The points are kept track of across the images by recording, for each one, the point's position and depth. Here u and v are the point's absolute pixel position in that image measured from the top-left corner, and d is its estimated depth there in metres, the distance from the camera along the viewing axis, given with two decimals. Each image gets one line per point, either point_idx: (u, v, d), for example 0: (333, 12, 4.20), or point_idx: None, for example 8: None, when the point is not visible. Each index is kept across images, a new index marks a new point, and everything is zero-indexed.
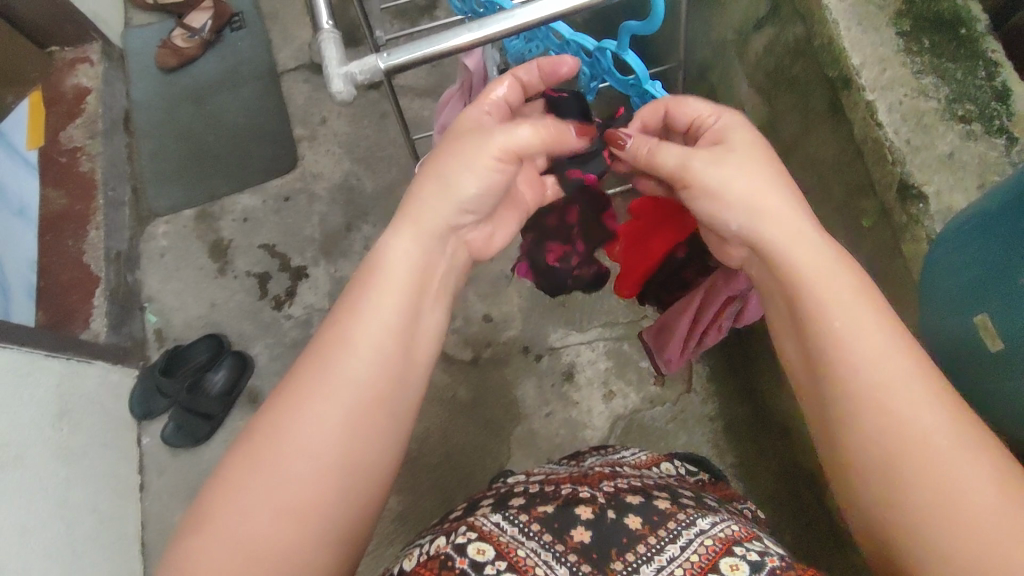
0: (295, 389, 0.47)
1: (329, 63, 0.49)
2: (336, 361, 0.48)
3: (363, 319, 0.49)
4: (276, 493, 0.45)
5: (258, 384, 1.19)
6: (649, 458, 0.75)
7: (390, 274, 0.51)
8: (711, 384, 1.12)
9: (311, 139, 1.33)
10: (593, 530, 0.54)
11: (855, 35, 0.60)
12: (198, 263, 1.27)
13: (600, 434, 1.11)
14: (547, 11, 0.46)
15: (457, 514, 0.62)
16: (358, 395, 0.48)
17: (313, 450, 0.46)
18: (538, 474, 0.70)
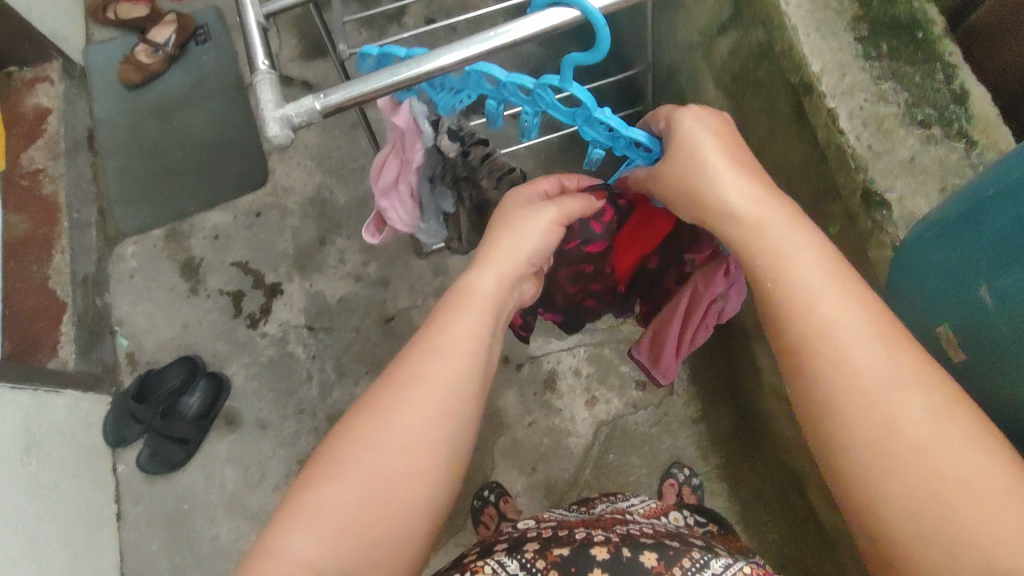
0: (380, 394, 0.46)
1: (265, 107, 0.47)
2: (427, 367, 0.47)
3: (452, 332, 0.48)
4: (343, 493, 0.43)
5: (236, 406, 1.17)
6: (658, 507, 0.77)
7: (481, 299, 0.51)
8: (692, 386, 1.12)
9: (281, 152, 1.31)
10: (610, 570, 0.53)
11: (814, 41, 0.60)
12: (169, 284, 1.25)
13: (583, 442, 1.11)
14: (484, 47, 0.45)
15: (469, 558, 0.63)
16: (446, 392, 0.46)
17: (390, 454, 0.44)
18: (549, 518, 0.72)
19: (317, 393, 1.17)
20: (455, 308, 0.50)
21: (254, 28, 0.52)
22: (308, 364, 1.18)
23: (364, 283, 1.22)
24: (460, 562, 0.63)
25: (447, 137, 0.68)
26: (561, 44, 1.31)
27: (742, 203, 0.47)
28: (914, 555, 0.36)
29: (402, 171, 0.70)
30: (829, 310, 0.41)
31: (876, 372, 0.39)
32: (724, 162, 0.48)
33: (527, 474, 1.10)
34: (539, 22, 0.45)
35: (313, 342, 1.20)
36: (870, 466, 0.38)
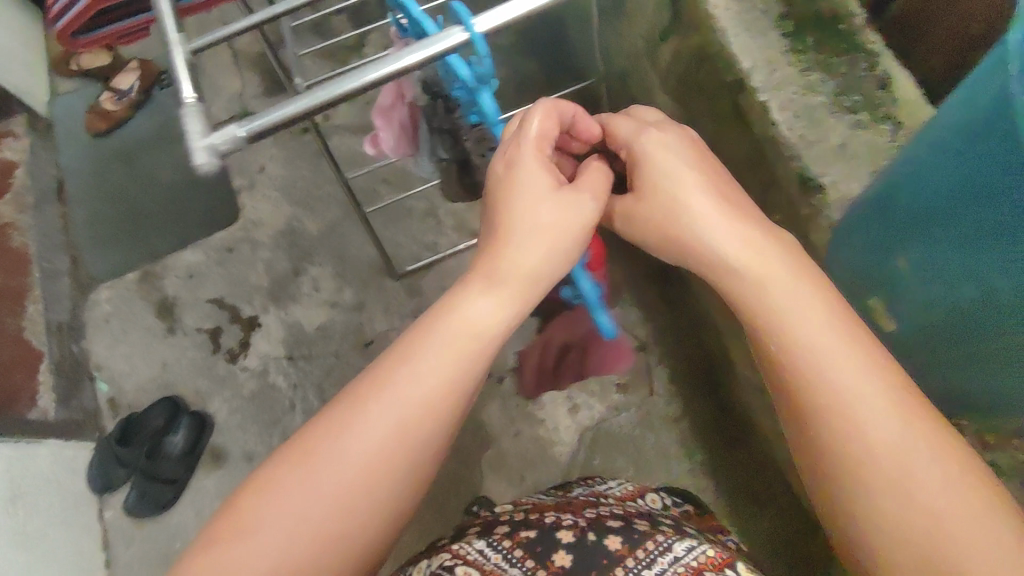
0: (342, 419, 0.48)
1: (193, 136, 0.48)
2: (387, 400, 0.48)
3: (416, 372, 0.49)
4: (291, 509, 0.46)
5: (220, 441, 1.17)
6: (635, 489, 0.77)
7: (452, 335, 0.50)
8: (673, 384, 1.13)
9: (249, 188, 1.33)
10: (574, 553, 0.56)
11: (743, 41, 0.63)
12: (146, 325, 1.25)
13: (569, 448, 1.12)
14: (398, 67, 0.48)
15: (441, 541, 0.66)
16: (391, 433, 0.48)
17: (342, 481, 0.47)
18: (525, 500, 0.74)
19: (301, 421, 1.17)
20: (427, 334, 0.50)
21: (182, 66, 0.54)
22: (289, 394, 1.19)
23: (340, 309, 1.23)
24: (436, 543, 0.67)
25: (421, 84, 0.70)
26: (514, 61, 1.36)
27: (726, 228, 0.50)
28: (889, 558, 0.42)
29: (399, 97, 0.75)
30: (817, 332, 0.46)
31: (857, 390, 0.44)
32: (703, 188, 0.52)
33: (516, 484, 1.11)
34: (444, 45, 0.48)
35: (294, 371, 1.20)
36: (858, 483, 0.43)
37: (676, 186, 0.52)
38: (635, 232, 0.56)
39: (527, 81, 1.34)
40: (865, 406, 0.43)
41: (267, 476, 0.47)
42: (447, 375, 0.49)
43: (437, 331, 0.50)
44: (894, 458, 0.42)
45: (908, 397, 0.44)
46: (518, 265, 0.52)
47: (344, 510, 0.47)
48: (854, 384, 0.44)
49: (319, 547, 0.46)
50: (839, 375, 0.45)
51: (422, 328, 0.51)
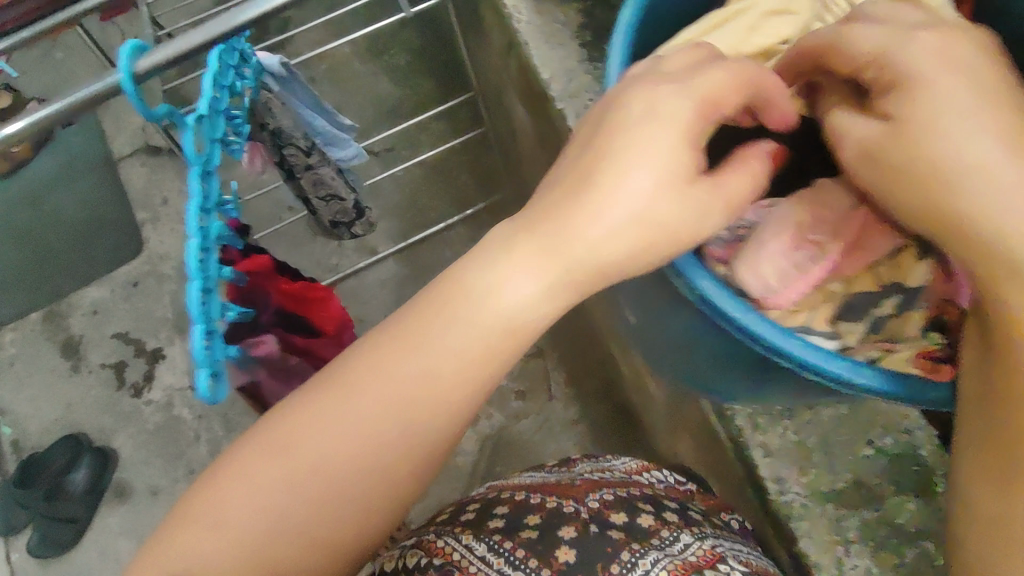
0: (329, 409, 0.41)
1: None
2: (382, 390, 0.40)
3: (433, 360, 0.40)
4: (257, 506, 0.40)
5: (125, 477, 1.16)
6: (639, 466, 0.79)
7: (477, 330, 0.40)
8: (570, 390, 1.16)
9: (154, 221, 1.33)
10: (576, 547, 0.63)
11: (545, 53, 0.65)
12: (51, 364, 1.25)
13: (471, 459, 1.13)
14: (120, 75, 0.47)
15: (443, 519, 0.72)
16: (383, 447, 0.40)
17: (315, 481, 0.40)
18: (522, 478, 0.78)
19: (206, 451, 1.17)
20: (441, 309, 0.41)
21: None
22: (194, 425, 1.19)
23: None
24: (439, 520, 0.73)
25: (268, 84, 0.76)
26: (414, 83, 1.39)
27: (991, 147, 0.32)
28: None
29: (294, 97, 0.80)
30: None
31: None
32: (976, 94, 0.33)
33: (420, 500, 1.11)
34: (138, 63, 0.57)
35: (198, 402, 1.20)
36: None
37: (930, 94, 0.34)
38: (858, 161, 0.37)
39: (423, 102, 1.38)
40: None
41: (230, 460, 0.41)
42: (455, 370, 0.41)
43: (460, 312, 0.41)
44: None
45: None
46: (580, 236, 0.39)
47: (313, 515, 0.40)
48: None
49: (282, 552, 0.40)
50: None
51: (443, 298, 0.41)
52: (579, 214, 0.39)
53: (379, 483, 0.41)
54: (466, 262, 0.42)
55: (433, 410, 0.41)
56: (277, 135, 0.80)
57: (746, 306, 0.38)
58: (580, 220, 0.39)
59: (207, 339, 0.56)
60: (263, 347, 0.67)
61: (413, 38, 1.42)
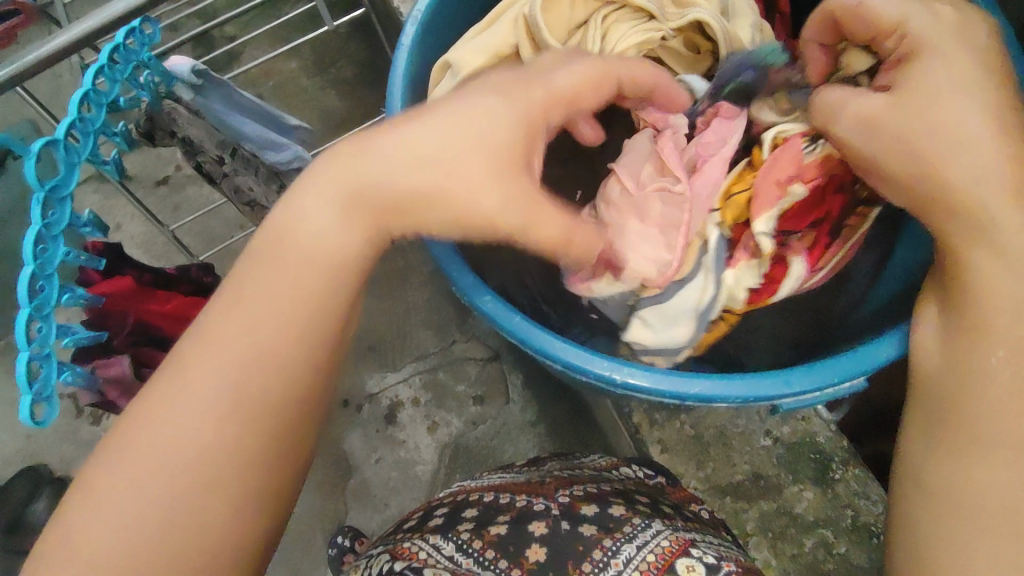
0: (161, 402, 0.45)
1: None
2: (229, 330, 0.46)
3: (254, 301, 0.46)
4: (137, 464, 0.44)
5: None
6: (609, 461, 0.78)
7: (304, 256, 0.46)
8: (527, 391, 1.15)
9: None
10: (546, 546, 0.62)
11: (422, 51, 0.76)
12: (9, 397, 1.24)
13: (430, 467, 1.12)
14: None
15: (412, 524, 0.71)
16: (235, 386, 0.45)
17: (184, 424, 0.44)
18: (492, 479, 0.77)
19: None
20: (246, 300, 0.46)
21: None
22: None
23: None
24: (404, 526, 0.72)
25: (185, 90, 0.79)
26: (361, 94, 1.40)
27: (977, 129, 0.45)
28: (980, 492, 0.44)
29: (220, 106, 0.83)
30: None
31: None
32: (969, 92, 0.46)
33: (381, 511, 1.10)
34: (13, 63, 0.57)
35: None
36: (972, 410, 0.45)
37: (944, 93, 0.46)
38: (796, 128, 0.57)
39: (372, 112, 1.39)
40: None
41: (90, 467, 0.45)
42: (289, 294, 0.46)
43: (283, 252, 0.46)
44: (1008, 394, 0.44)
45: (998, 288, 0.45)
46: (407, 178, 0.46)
47: (189, 495, 0.44)
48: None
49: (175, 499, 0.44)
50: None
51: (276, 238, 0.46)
52: (401, 162, 0.46)
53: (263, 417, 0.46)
54: (278, 216, 0.47)
55: (266, 343, 0.46)
56: (186, 143, 0.81)
57: (541, 328, 0.53)
58: (404, 167, 0.46)
59: (42, 362, 0.61)
60: (111, 369, 0.75)
61: (360, 50, 1.43)
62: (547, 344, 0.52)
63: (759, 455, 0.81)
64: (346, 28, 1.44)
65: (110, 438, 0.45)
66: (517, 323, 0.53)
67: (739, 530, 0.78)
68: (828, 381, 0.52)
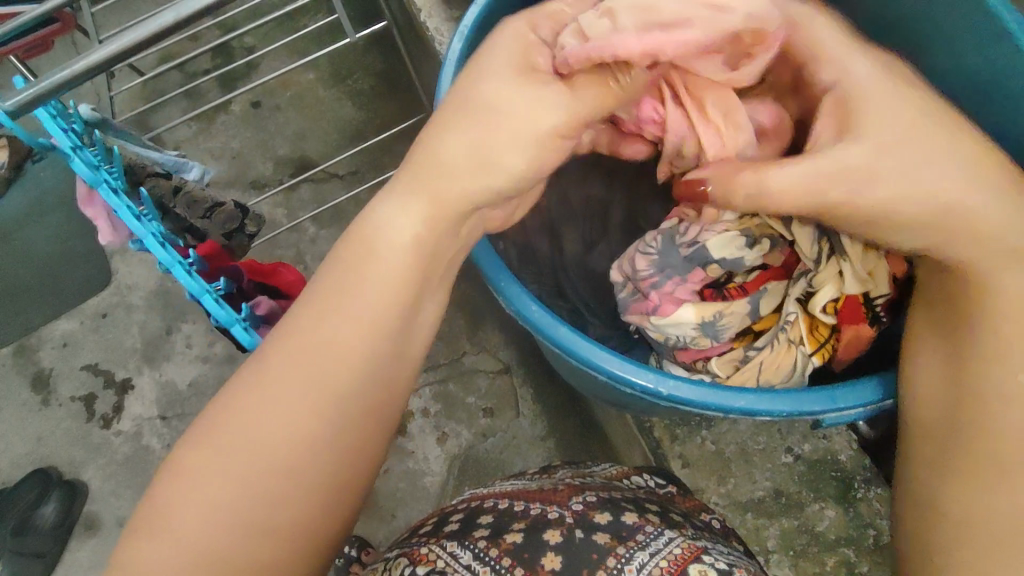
0: (242, 411, 0.47)
1: None
2: (291, 365, 0.48)
3: (336, 317, 0.49)
4: (227, 478, 0.46)
5: (95, 509, 1.16)
6: (620, 470, 0.78)
7: (374, 260, 0.49)
8: (537, 405, 1.14)
9: (123, 253, 1.34)
10: (561, 555, 0.62)
11: None
12: (20, 399, 1.25)
13: (439, 479, 1.12)
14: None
15: (428, 529, 0.71)
16: (320, 397, 0.48)
17: (269, 443, 0.47)
18: (504, 485, 0.77)
19: None
20: (316, 312, 0.49)
21: None
22: (161, 454, 1.19)
23: (212, 363, 1.24)
24: (420, 531, 0.72)
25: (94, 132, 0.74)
26: (378, 105, 1.42)
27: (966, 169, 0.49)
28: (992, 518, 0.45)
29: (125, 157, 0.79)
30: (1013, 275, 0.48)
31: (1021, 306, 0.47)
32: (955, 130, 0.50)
33: (388, 522, 1.10)
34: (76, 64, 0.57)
35: (167, 431, 1.20)
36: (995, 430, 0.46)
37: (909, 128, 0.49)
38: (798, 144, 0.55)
39: (387, 124, 1.41)
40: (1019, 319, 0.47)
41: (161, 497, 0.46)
42: (364, 309, 0.49)
43: (350, 271, 0.49)
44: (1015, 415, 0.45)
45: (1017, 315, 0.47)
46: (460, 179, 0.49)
47: (245, 513, 0.46)
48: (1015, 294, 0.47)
49: (245, 518, 0.46)
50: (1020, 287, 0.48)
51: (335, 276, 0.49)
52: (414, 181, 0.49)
53: (325, 433, 0.48)
54: (358, 234, 0.50)
55: (347, 358, 0.48)
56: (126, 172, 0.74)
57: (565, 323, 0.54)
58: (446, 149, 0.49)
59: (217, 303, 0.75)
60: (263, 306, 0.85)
61: (376, 62, 1.44)
62: (592, 354, 0.52)
63: (781, 472, 0.80)
64: (363, 41, 1.46)
65: (183, 459, 0.47)
66: (562, 332, 0.53)
67: (761, 546, 0.78)
68: (871, 398, 0.53)
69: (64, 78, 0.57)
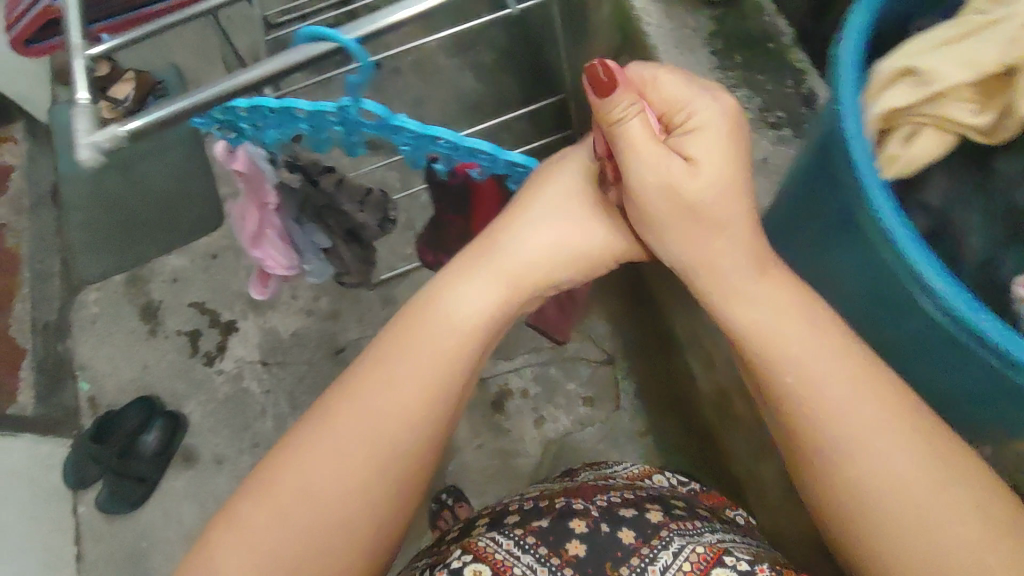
0: (304, 434, 0.53)
1: (78, 133, 0.51)
2: (355, 406, 0.53)
3: (398, 365, 0.54)
4: (264, 515, 0.50)
5: (193, 443, 1.20)
6: (641, 471, 0.82)
7: (440, 318, 0.56)
8: (638, 401, 1.13)
9: (236, 196, 1.36)
10: (586, 542, 0.63)
11: (674, 57, 0.64)
12: (129, 327, 1.28)
13: (533, 461, 1.13)
14: (264, 72, 0.51)
15: (455, 536, 0.73)
16: (372, 429, 0.52)
17: (317, 491, 0.51)
18: (537, 490, 0.79)
19: (271, 426, 1.20)
20: (384, 355, 0.55)
21: (82, 69, 0.56)
22: (261, 398, 1.21)
23: (315, 317, 1.25)
24: (449, 538, 0.74)
25: (286, 169, 0.68)
26: (499, 80, 1.40)
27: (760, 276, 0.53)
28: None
29: (264, 217, 0.72)
30: (840, 393, 0.49)
31: (866, 421, 0.48)
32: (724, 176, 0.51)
33: (479, 495, 1.12)
34: (295, 56, 0.51)
35: (267, 377, 1.23)
36: (880, 520, 0.46)
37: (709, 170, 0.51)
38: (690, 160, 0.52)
39: (506, 101, 1.39)
40: (870, 445, 0.47)
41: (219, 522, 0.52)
42: (426, 361, 0.54)
43: (420, 325, 0.55)
44: (887, 488, 0.46)
45: (905, 423, 0.47)
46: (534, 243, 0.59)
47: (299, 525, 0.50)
48: (858, 425, 0.48)
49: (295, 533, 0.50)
50: (855, 421, 0.48)
51: (388, 342, 0.55)
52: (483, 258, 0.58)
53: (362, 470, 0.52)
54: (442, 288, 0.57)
55: (406, 403, 0.53)
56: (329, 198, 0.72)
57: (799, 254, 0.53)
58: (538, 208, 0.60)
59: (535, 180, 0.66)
60: None
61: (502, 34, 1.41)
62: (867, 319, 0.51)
63: None
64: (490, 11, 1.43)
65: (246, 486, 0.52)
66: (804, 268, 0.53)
67: None
68: None
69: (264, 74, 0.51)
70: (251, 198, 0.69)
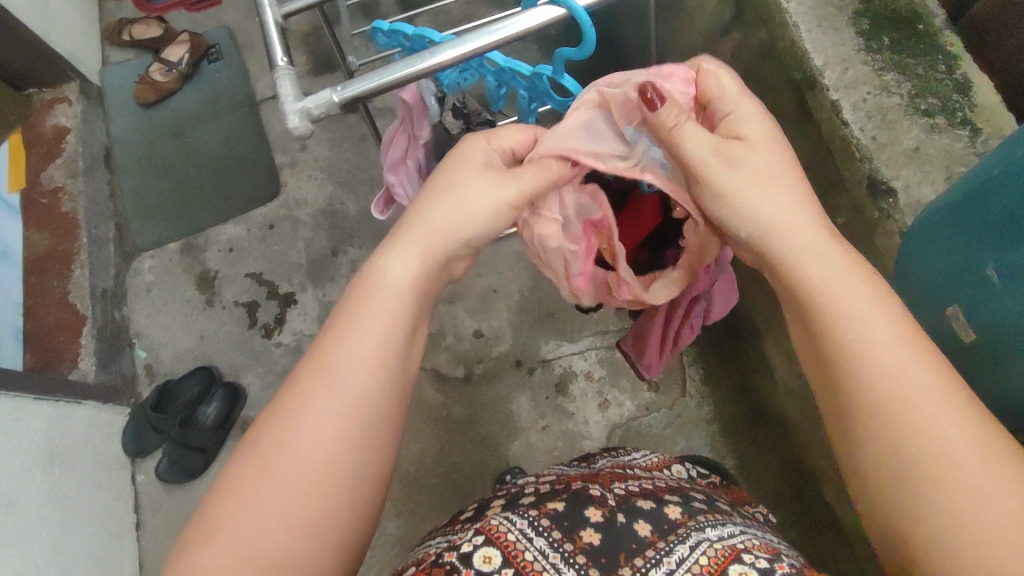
0: (281, 416, 0.47)
1: (286, 99, 0.49)
2: (325, 380, 0.48)
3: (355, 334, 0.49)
4: (250, 510, 0.44)
5: (251, 415, 1.19)
6: (660, 460, 0.76)
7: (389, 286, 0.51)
8: (705, 387, 1.12)
9: (292, 166, 1.33)
10: (601, 531, 0.55)
11: (816, 37, 0.63)
12: (185, 295, 1.27)
13: (597, 444, 1.11)
14: (490, 40, 0.49)
15: (469, 514, 0.65)
16: (338, 402, 0.47)
17: (300, 469, 0.45)
18: (552, 473, 0.72)
19: None
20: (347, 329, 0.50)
21: (274, 26, 0.55)
22: None
23: None
24: (460, 516, 0.66)
25: (452, 113, 0.69)
26: None
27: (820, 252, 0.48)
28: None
29: (409, 148, 0.71)
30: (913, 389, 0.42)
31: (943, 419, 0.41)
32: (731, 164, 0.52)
33: None
34: (530, 20, 0.49)
35: None
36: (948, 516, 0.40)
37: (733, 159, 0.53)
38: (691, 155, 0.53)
39: None
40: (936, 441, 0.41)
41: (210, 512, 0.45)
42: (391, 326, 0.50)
43: (374, 288, 0.51)
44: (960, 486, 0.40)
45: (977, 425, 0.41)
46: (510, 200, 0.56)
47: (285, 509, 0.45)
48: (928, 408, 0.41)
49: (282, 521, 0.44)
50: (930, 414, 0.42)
51: (346, 309, 0.51)
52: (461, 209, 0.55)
53: (342, 445, 0.47)
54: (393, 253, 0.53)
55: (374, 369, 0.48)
56: None
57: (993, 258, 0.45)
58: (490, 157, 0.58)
59: None
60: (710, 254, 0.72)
61: None
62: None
63: None
64: None
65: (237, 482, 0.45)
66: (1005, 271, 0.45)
67: None
68: None
69: (498, 43, 0.49)
70: (404, 125, 0.70)
